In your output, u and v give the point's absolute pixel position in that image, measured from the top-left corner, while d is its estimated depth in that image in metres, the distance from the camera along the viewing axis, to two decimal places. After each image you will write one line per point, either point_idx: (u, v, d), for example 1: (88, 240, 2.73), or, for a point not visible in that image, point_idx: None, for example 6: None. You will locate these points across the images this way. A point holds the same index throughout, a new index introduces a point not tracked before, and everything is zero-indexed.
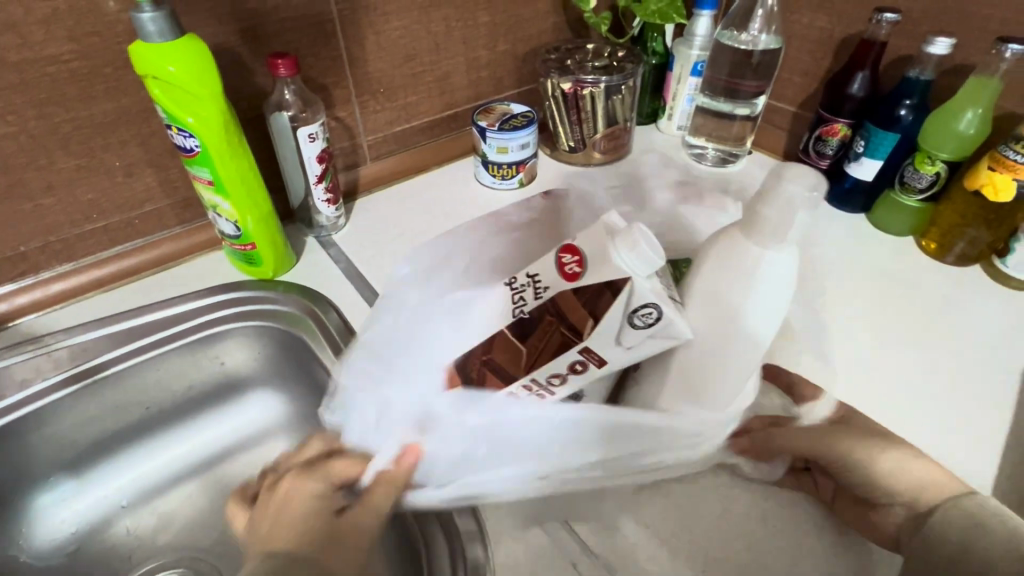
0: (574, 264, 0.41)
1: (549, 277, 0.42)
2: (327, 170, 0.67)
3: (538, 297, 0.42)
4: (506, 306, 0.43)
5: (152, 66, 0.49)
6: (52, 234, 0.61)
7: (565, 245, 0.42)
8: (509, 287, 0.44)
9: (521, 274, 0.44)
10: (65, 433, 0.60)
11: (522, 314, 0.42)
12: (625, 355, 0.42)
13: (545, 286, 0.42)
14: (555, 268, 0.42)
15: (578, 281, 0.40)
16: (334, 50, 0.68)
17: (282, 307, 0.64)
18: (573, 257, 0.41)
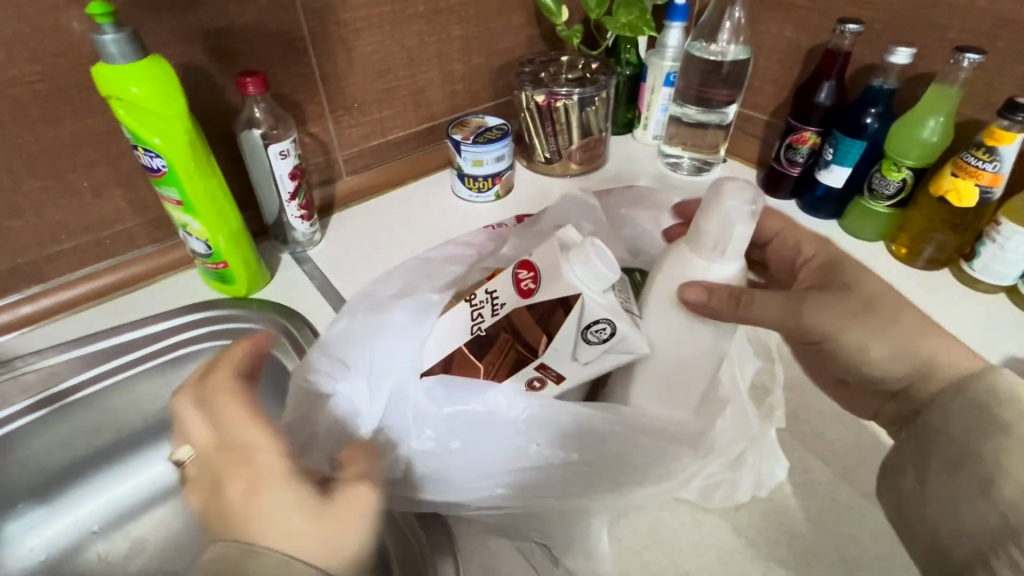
0: (528, 280, 0.42)
1: (505, 293, 0.43)
2: (300, 186, 0.67)
3: (495, 314, 0.42)
4: (464, 322, 0.44)
5: (115, 87, 0.49)
6: (19, 256, 0.60)
7: (520, 261, 0.43)
8: (469, 303, 0.45)
9: (480, 291, 0.45)
10: (31, 459, 0.59)
11: (480, 332, 0.43)
12: (580, 371, 0.42)
13: (502, 302, 0.42)
14: (511, 285, 0.43)
15: (531, 297, 0.41)
16: (306, 67, 0.68)
17: (254, 325, 0.64)
18: (527, 273, 0.42)
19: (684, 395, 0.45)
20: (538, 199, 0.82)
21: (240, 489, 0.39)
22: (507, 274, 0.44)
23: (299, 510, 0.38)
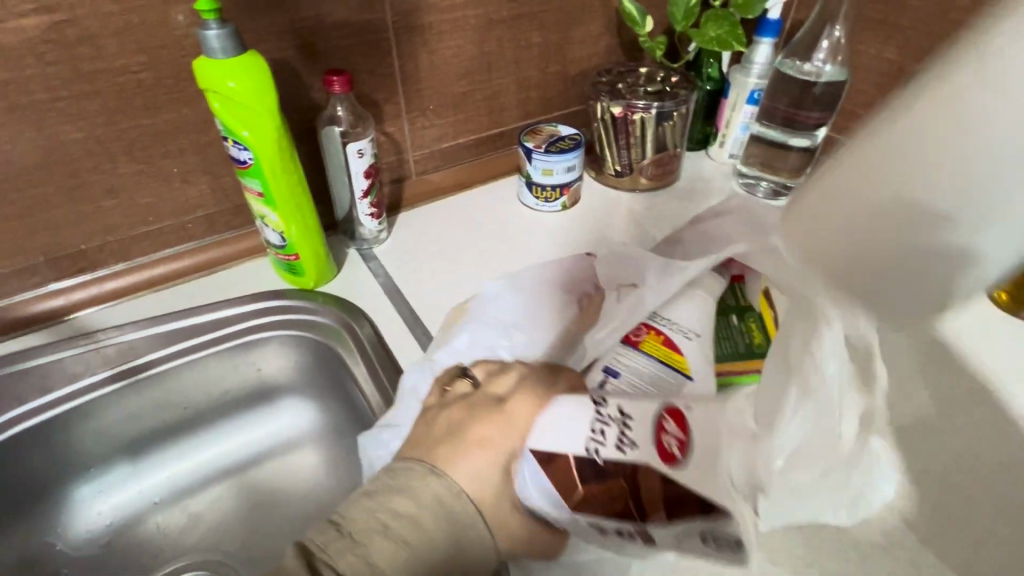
0: (673, 444, 0.38)
1: (644, 450, 0.38)
2: (373, 185, 0.68)
3: (621, 450, 0.38)
4: (580, 429, 0.39)
5: (214, 81, 0.51)
6: (110, 234, 0.63)
7: (673, 413, 0.39)
8: (597, 419, 0.39)
9: (615, 409, 0.39)
10: (107, 427, 0.61)
11: (597, 458, 0.38)
12: (671, 544, 0.40)
13: (632, 457, 0.38)
14: (654, 438, 0.38)
15: (673, 466, 0.37)
16: (388, 67, 0.69)
17: (320, 318, 0.65)
18: (676, 430, 0.39)
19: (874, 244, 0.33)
20: (606, 215, 0.80)
21: (467, 444, 0.43)
22: (651, 413, 0.39)
23: (484, 491, 0.42)
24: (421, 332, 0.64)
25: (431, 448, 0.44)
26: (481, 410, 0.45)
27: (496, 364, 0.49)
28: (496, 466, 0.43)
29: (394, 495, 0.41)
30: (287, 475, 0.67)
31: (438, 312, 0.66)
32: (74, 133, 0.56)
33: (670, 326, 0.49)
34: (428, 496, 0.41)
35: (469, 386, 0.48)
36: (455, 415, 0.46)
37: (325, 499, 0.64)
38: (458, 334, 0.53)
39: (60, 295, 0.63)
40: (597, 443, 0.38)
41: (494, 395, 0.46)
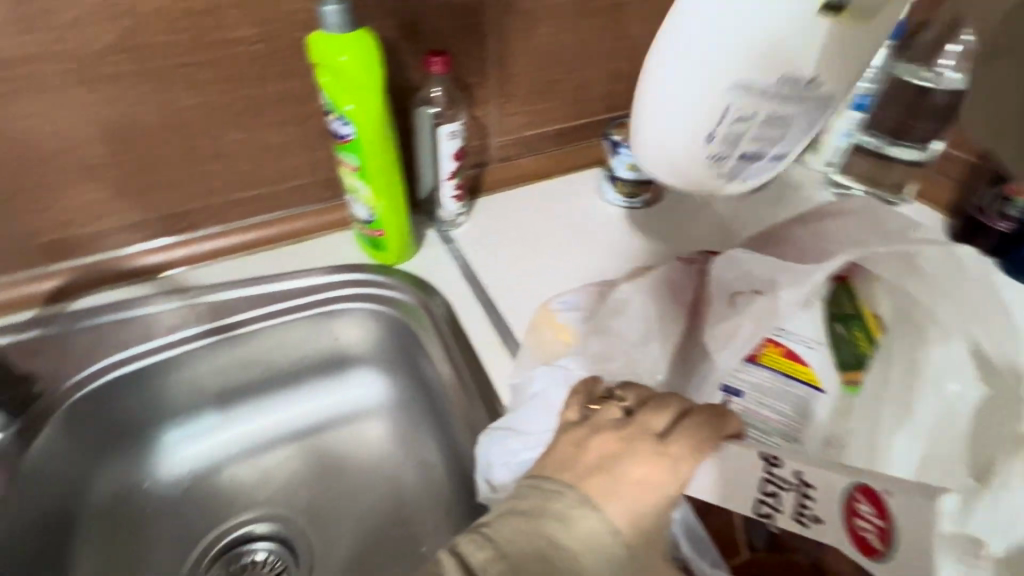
0: (870, 532, 0.33)
1: (829, 528, 0.34)
2: (459, 168, 0.69)
3: (803, 523, 0.35)
4: (748, 488, 0.36)
5: (326, 55, 0.52)
6: (212, 197, 0.66)
7: (867, 492, 0.33)
8: (768, 481, 0.36)
9: (793, 472, 0.35)
10: (196, 378, 0.64)
11: (770, 524, 0.36)
12: None
13: (813, 532, 0.34)
14: (842, 521, 0.34)
15: (872, 556, 0.32)
16: (484, 51, 0.69)
17: (400, 295, 0.67)
18: (874, 516, 0.32)
19: (851, 50, 0.46)
20: (688, 215, 0.77)
21: (627, 487, 0.36)
22: (839, 490, 0.34)
23: (641, 532, 0.35)
24: (497, 318, 0.64)
25: (582, 475, 0.37)
26: (641, 445, 0.38)
27: (649, 393, 0.42)
28: (655, 506, 0.36)
29: (547, 519, 0.34)
30: (356, 444, 0.68)
31: (516, 301, 0.65)
32: (191, 99, 0.59)
33: (790, 336, 0.47)
34: (584, 533, 0.34)
35: (622, 415, 0.40)
36: (611, 446, 0.38)
37: (391, 471, 0.66)
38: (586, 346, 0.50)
39: (164, 250, 0.67)
40: (769, 509, 0.36)
41: (654, 431, 0.39)
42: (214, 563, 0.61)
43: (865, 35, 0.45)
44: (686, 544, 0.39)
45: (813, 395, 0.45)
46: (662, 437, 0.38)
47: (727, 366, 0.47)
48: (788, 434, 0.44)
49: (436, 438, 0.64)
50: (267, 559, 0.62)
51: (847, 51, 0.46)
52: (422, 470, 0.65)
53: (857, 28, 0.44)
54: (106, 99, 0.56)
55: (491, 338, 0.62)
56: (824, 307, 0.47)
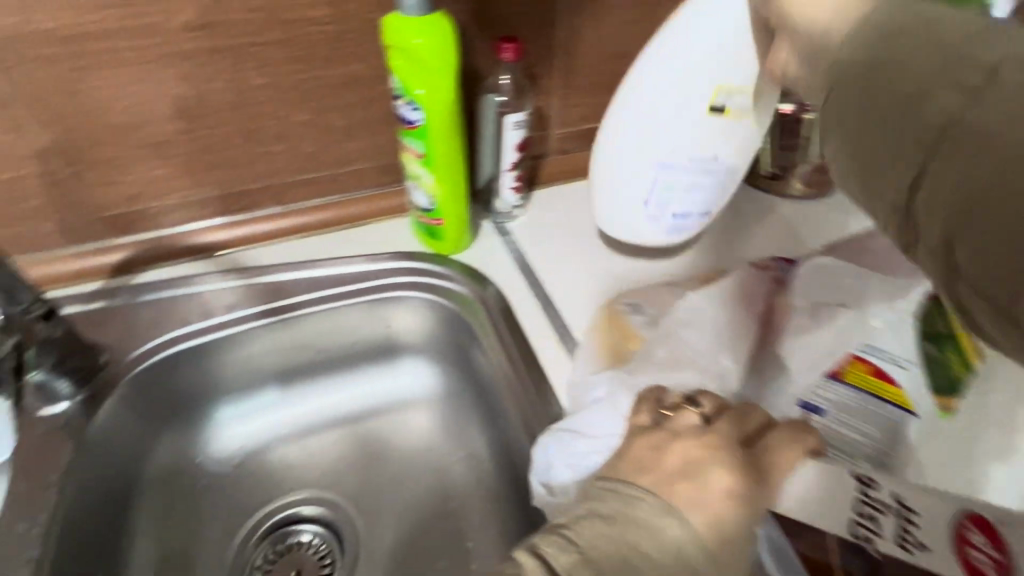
0: (984, 563, 0.30)
1: (938, 558, 0.31)
2: (521, 159, 0.67)
3: (908, 553, 0.31)
4: (842, 508, 0.34)
5: (401, 38, 0.51)
6: (273, 177, 0.66)
7: (978, 519, 0.32)
8: (862, 502, 0.34)
9: (890, 494, 0.33)
10: (252, 358, 0.65)
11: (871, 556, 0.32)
12: None
13: (918, 561, 0.31)
14: (954, 551, 0.31)
15: None
16: (552, 40, 0.67)
17: (456, 286, 0.66)
18: (989, 546, 0.31)
19: (746, 144, 0.58)
20: (755, 218, 0.74)
21: (713, 497, 0.34)
22: (945, 517, 0.32)
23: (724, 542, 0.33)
24: (554, 314, 0.62)
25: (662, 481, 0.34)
26: (726, 453, 0.36)
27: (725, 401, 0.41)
28: (739, 519, 0.34)
29: (634, 526, 0.32)
30: (403, 432, 0.68)
31: (572, 298, 0.64)
32: (261, 78, 0.59)
33: (879, 355, 0.45)
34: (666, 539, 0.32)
35: (700, 421, 0.39)
36: (693, 452, 0.36)
37: (438, 461, 0.66)
38: (651, 351, 0.48)
39: (225, 229, 0.67)
40: (867, 532, 0.32)
41: (739, 440, 0.38)
42: (261, 541, 0.61)
43: (756, 129, 0.58)
44: (774, 565, 0.34)
45: (905, 417, 0.43)
46: (749, 447, 0.38)
47: (805, 382, 0.46)
48: (875, 455, 0.43)
49: (486, 431, 0.64)
50: (312, 541, 0.62)
51: (741, 147, 0.58)
52: (469, 462, 0.65)
53: (744, 124, 0.57)
54: (178, 76, 0.56)
55: (547, 335, 0.61)
56: (916, 326, 0.44)
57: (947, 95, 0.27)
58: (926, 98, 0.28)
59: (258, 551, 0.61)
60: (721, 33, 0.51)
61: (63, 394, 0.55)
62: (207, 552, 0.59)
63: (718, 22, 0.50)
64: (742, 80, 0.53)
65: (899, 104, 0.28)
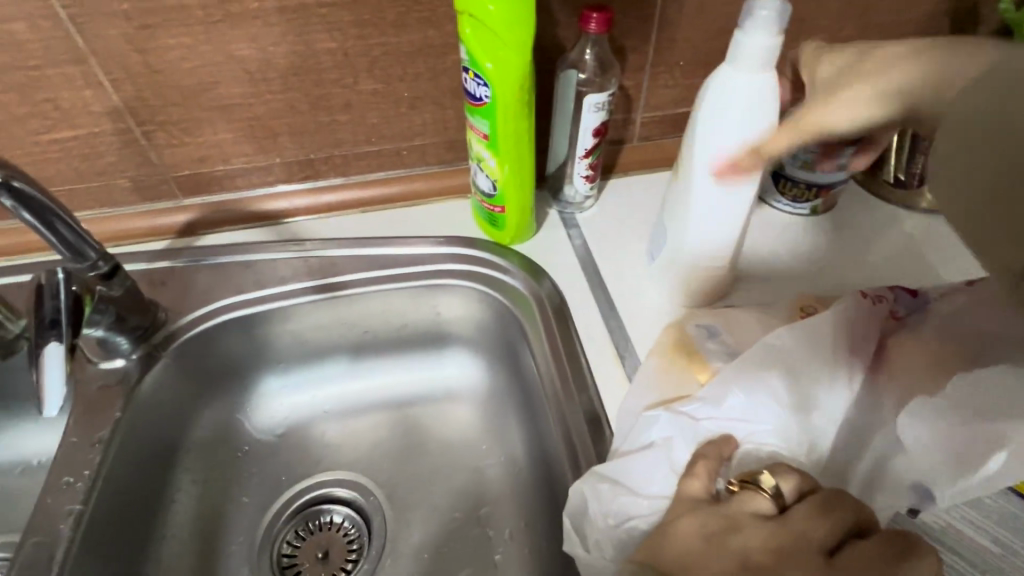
0: None
1: None
2: (598, 145, 0.60)
3: None
4: None
5: (473, 3, 0.45)
6: (336, 148, 0.64)
7: None
8: None
9: None
10: (300, 332, 0.64)
11: None
12: None
13: None
14: None
15: None
16: (649, 9, 0.58)
17: (510, 280, 0.61)
18: None
19: (711, 257, 0.53)
20: (869, 232, 0.63)
21: None
22: None
23: None
24: (614, 323, 0.56)
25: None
26: (802, 562, 0.31)
27: (811, 485, 0.36)
28: None
29: None
30: (442, 424, 0.65)
31: (638, 306, 0.57)
32: (328, 44, 0.56)
33: None
34: None
35: (772, 508, 0.35)
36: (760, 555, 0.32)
37: (475, 462, 0.63)
38: (726, 394, 0.43)
39: (286, 198, 0.66)
40: None
41: (819, 546, 0.32)
42: (292, 518, 0.61)
43: (695, 230, 0.51)
44: None
45: None
46: (831, 556, 0.32)
47: None
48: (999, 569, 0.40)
49: (528, 438, 0.60)
50: (342, 523, 0.61)
51: (704, 258, 0.53)
52: (507, 467, 0.61)
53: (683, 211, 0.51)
54: (247, 37, 0.54)
55: (604, 346, 0.55)
56: None
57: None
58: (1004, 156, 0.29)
59: (289, 526, 0.61)
60: (709, 139, 0.46)
61: (122, 350, 0.56)
62: (241, 519, 0.60)
63: (720, 116, 0.45)
64: (704, 195, 0.49)
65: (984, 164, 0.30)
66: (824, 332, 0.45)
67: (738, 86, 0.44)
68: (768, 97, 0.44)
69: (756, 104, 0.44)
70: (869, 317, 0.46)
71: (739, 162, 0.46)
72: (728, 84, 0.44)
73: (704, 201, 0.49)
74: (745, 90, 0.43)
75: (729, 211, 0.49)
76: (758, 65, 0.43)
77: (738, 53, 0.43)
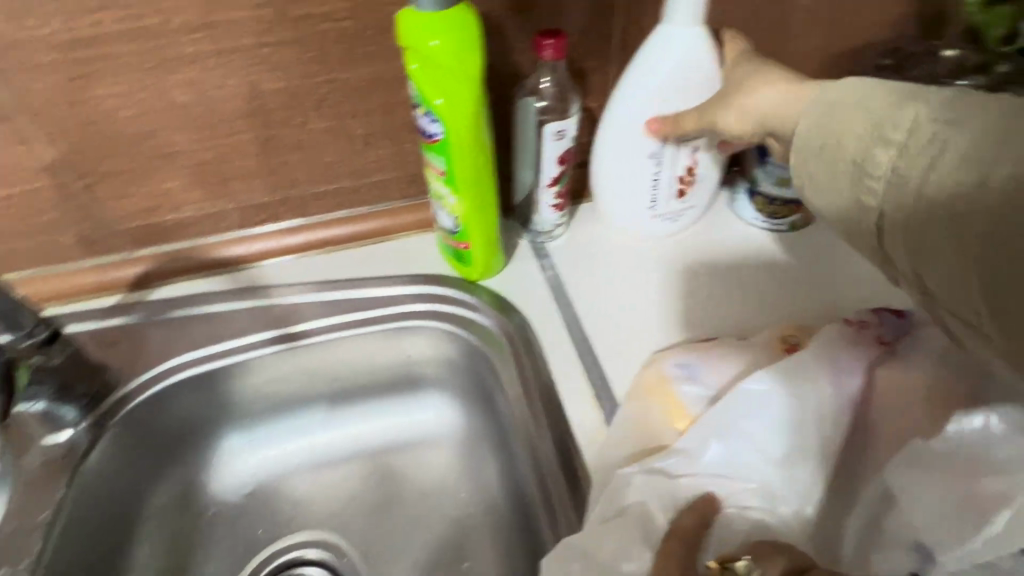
0: None
1: None
2: (564, 173, 0.57)
3: None
4: None
5: (416, 38, 0.43)
6: (293, 189, 0.60)
7: None
8: None
9: None
10: (263, 386, 0.61)
11: None
12: None
13: None
14: None
15: None
16: (608, 30, 0.55)
17: (480, 318, 0.58)
18: None
19: (630, 198, 0.58)
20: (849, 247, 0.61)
21: None
22: None
23: None
24: (588, 358, 0.53)
25: None
26: None
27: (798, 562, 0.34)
28: None
29: None
30: (418, 471, 0.62)
31: (615, 341, 0.54)
32: (274, 84, 0.53)
33: None
34: None
35: None
36: None
37: (455, 510, 0.59)
38: (706, 443, 0.41)
39: (242, 243, 0.62)
40: None
41: None
42: None
43: (611, 179, 0.57)
44: None
45: None
46: None
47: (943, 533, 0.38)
48: None
49: (507, 483, 0.57)
50: None
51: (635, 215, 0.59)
52: (488, 515, 0.58)
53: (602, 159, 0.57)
54: (186, 82, 0.51)
55: (581, 386, 0.51)
56: None
57: (890, 152, 0.32)
58: (862, 183, 0.33)
59: None
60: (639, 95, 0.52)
61: (69, 420, 0.52)
62: None
63: (647, 64, 0.51)
64: (616, 134, 0.54)
65: (848, 203, 0.34)
66: (807, 363, 0.43)
67: (675, 36, 0.49)
68: (700, 46, 0.50)
69: (683, 51, 0.50)
70: (850, 341, 0.44)
71: (663, 124, 0.52)
72: (664, 33, 0.50)
73: (616, 145, 0.55)
74: (678, 38, 0.49)
75: (637, 152, 0.55)
76: (692, 19, 0.49)
77: (674, 11, 0.49)
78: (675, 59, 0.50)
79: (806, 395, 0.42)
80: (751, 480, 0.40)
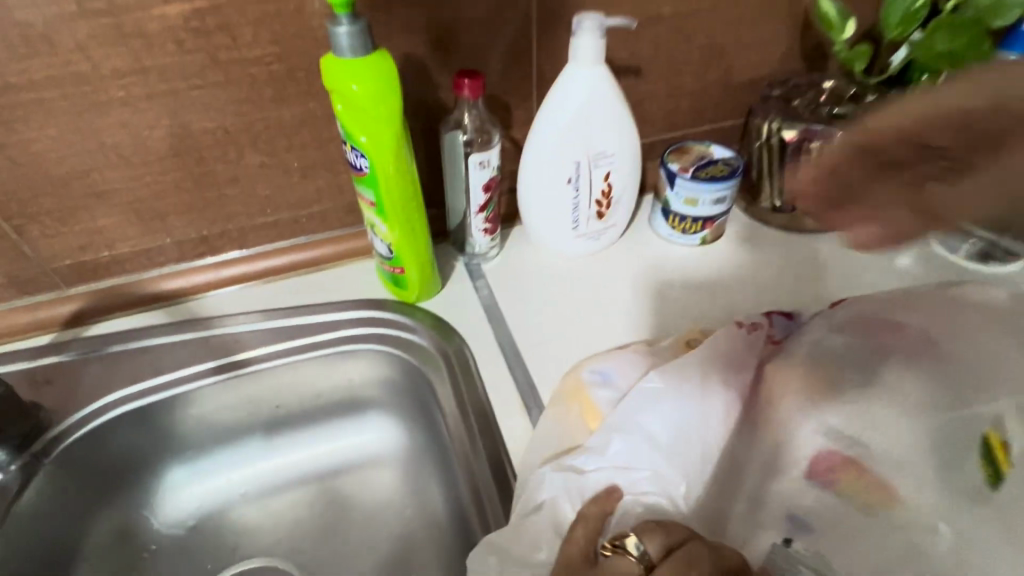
0: None
1: None
2: (490, 199, 0.61)
3: None
4: None
5: (338, 82, 0.46)
6: (230, 222, 0.62)
7: None
8: None
9: None
10: (205, 416, 0.62)
11: None
12: None
13: None
14: None
15: None
16: (526, 67, 0.60)
17: (417, 338, 0.61)
18: None
19: (553, 220, 0.63)
20: (755, 258, 0.67)
21: None
22: None
23: None
24: (519, 371, 0.57)
25: None
26: None
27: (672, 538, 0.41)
28: None
29: None
30: (364, 491, 0.64)
31: (544, 354, 0.58)
32: (207, 123, 0.55)
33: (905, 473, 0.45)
34: None
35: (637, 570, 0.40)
36: None
37: (401, 525, 0.61)
38: (608, 443, 0.47)
39: (180, 276, 0.63)
40: None
41: None
42: None
43: (534, 202, 0.62)
44: None
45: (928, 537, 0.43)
46: None
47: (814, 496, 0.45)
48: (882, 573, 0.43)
49: (447, 496, 0.59)
50: None
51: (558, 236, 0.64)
52: (431, 528, 0.60)
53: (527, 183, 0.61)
54: (118, 123, 0.53)
55: (513, 398, 0.55)
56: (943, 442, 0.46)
57: None
58: None
59: None
60: (553, 128, 0.57)
61: None
62: None
63: (557, 100, 0.56)
64: (537, 162, 0.59)
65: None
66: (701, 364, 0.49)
67: (579, 75, 0.55)
68: (603, 83, 0.55)
69: (587, 88, 0.55)
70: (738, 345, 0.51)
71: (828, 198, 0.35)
72: (571, 72, 0.55)
73: (537, 171, 0.60)
74: (582, 76, 0.55)
75: (558, 178, 0.60)
76: (594, 59, 0.54)
77: (578, 53, 0.54)
78: (581, 96, 0.56)
79: (696, 392, 0.48)
80: (653, 467, 0.46)
